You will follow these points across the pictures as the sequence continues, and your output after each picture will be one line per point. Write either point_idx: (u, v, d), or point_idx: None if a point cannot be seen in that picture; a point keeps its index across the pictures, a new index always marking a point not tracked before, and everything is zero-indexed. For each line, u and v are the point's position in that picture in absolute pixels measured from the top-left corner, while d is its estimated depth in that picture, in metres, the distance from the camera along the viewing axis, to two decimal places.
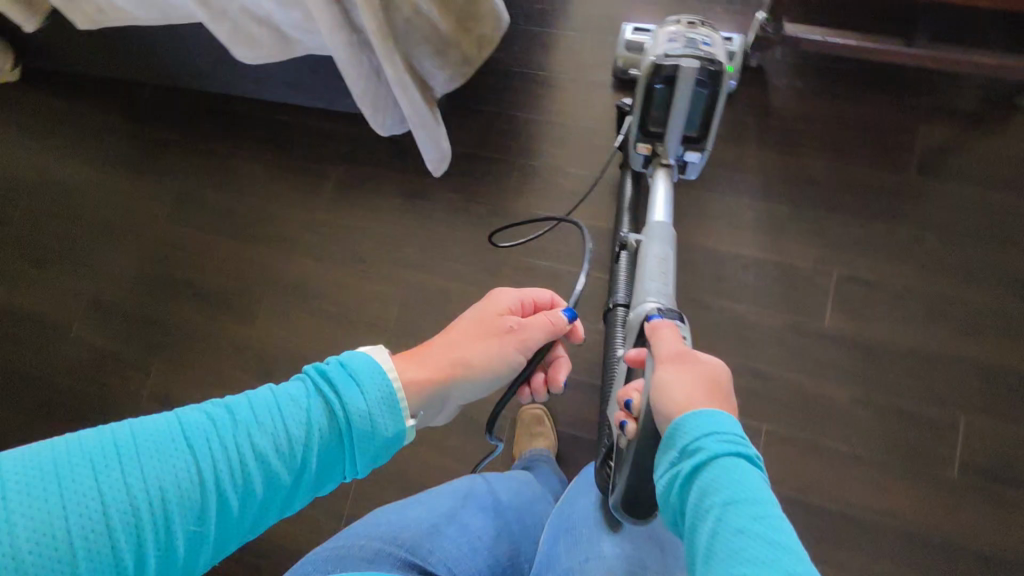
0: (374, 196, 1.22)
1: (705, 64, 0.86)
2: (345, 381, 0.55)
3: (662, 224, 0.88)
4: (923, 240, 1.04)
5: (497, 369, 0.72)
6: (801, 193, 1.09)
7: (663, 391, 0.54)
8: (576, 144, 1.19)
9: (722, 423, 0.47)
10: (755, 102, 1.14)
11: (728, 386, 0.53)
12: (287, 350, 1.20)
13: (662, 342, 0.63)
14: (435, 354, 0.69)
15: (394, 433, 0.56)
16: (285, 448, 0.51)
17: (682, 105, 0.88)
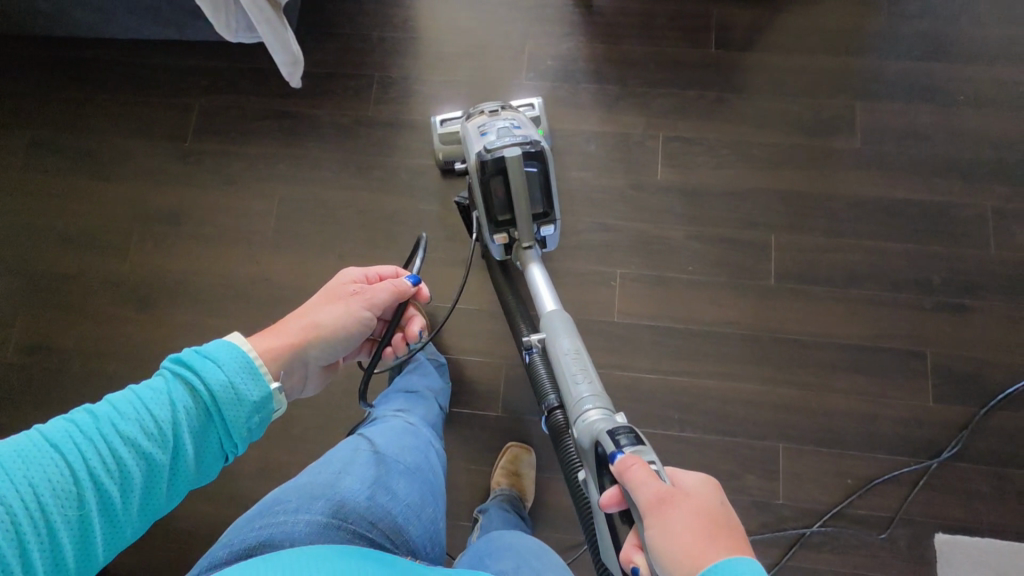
0: (245, 122, 1.29)
1: (526, 148, 0.94)
2: (203, 363, 0.60)
3: (557, 318, 0.89)
4: (726, 99, 1.23)
5: (346, 324, 0.87)
6: (625, 73, 1.26)
7: (671, 546, 0.52)
8: (430, 57, 1.30)
9: (745, 573, 0.48)
10: (579, 1, 1.30)
11: (726, 518, 0.55)
12: (172, 278, 1.23)
13: (638, 487, 0.58)
14: (291, 326, 0.83)
15: (260, 398, 0.62)
16: (155, 432, 0.56)
17: (529, 190, 0.93)
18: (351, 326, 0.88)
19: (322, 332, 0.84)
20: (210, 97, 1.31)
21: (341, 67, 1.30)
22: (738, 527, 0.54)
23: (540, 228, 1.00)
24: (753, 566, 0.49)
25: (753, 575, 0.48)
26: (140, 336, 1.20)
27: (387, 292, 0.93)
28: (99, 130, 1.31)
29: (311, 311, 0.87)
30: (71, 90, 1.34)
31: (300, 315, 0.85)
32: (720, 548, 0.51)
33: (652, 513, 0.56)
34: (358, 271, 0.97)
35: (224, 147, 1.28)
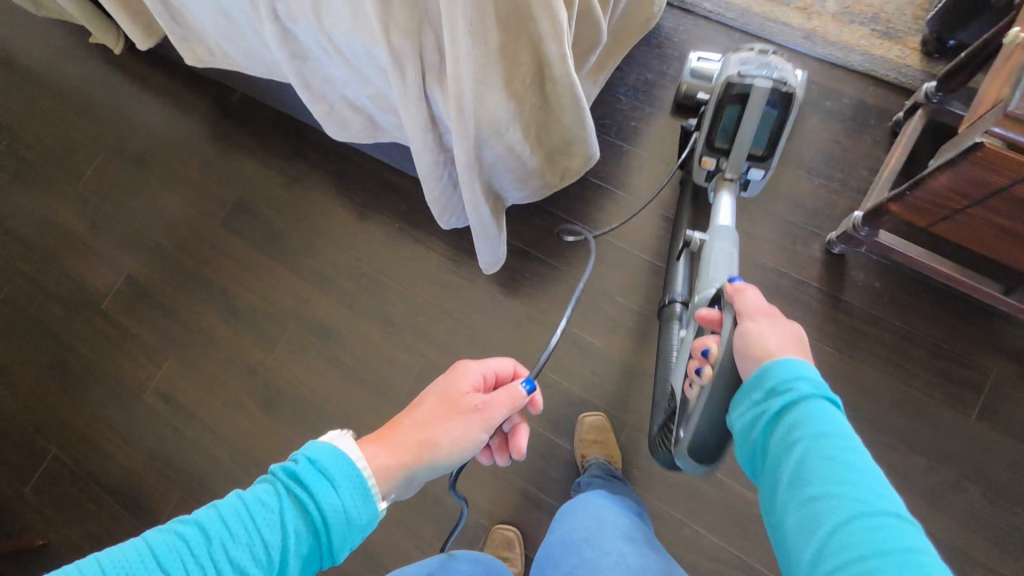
0: (425, 266, 1.25)
1: (777, 86, 0.86)
2: (319, 483, 0.52)
3: (725, 225, 0.92)
4: (963, 489, 0.98)
5: (463, 451, 0.66)
6: (846, 397, 1.04)
7: (750, 335, 0.62)
8: (632, 275, 1.18)
9: (806, 369, 0.55)
10: (824, 287, 1.10)
11: (800, 339, 0.61)
12: (298, 389, 1.23)
13: (741, 302, 0.68)
14: (400, 434, 0.65)
15: (369, 519, 0.55)
16: (263, 558, 0.49)
17: (750, 129, 0.90)
18: (465, 450, 0.67)
19: (436, 455, 0.65)
20: (405, 225, 1.29)
21: (537, 249, 1.22)
22: (800, 337, 0.61)
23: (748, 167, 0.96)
24: (812, 366, 0.56)
25: (810, 371, 0.56)
26: (252, 434, 1.22)
27: (509, 411, 0.71)
28: (298, 211, 1.35)
29: (424, 421, 0.67)
30: (290, 162, 1.38)
31: (412, 426, 0.66)
32: (790, 349, 0.59)
33: (747, 322, 0.65)
34: (481, 362, 0.74)
35: (398, 281, 1.26)
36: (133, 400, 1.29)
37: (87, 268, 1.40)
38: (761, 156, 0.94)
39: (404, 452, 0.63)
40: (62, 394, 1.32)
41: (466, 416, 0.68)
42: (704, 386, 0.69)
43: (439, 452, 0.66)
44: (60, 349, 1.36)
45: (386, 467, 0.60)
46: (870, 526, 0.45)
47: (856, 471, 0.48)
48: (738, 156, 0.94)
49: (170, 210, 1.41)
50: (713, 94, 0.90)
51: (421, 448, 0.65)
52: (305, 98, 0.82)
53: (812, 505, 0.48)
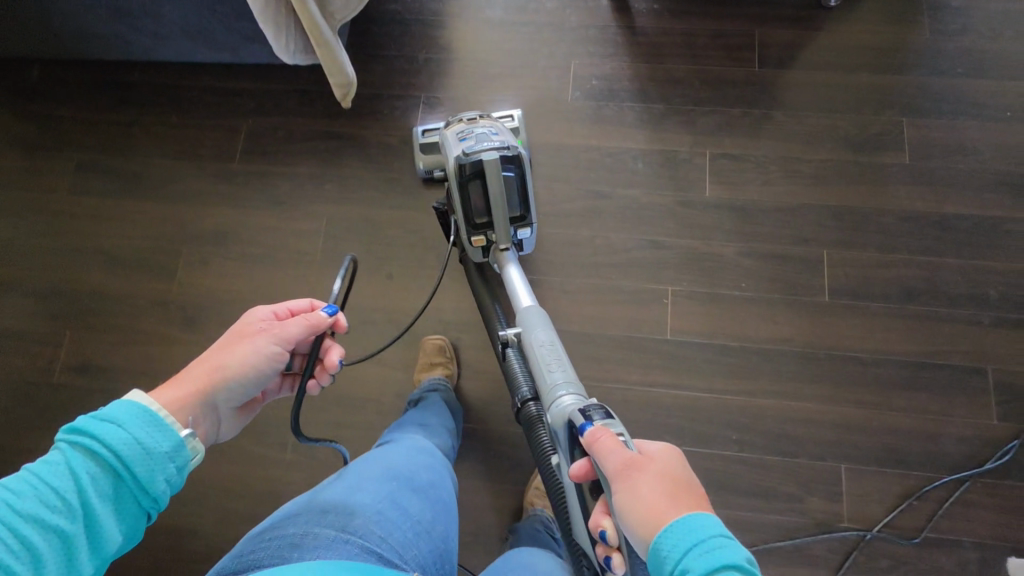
0: (292, 143, 1.31)
1: (504, 153, 0.96)
2: (101, 428, 0.50)
3: (538, 313, 0.88)
4: (771, 117, 1.24)
5: (263, 374, 0.68)
6: (670, 91, 1.26)
7: (629, 505, 0.53)
8: (473, 77, 1.32)
9: (702, 530, 0.48)
10: (622, 23, 1.32)
11: (697, 492, 0.54)
12: (215, 297, 1.23)
13: (605, 455, 0.59)
14: (190, 372, 0.64)
15: (173, 446, 0.53)
16: (59, 507, 0.47)
17: (498, 196, 0.96)
18: (257, 376, 0.67)
19: (232, 378, 0.65)
20: (258, 117, 1.32)
21: (386, 89, 1.32)
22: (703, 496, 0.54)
23: (515, 231, 1.01)
24: (715, 522, 0.49)
25: (714, 529, 0.48)
26: (187, 356, 1.20)
27: (305, 332, 0.71)
28: (146, 150, 1.33)
29: (214, 356, 0.66)
30: (117, 111, 1.36)
31: (197, 361, 0.65)
32: (685, 507, 0.51)
33: (617, 478, 0.56)
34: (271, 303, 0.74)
35: (272, 166, 1.30)
36: (44, 387, 1.21)
37: None
38: (520, 216, 1.01)
39: (193, 387, 0.62)
40: None
41: (253, 341, 0.68)
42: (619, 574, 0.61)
43: (232, 384, 0.65)
44: None
45: (176, 401, 0.59)
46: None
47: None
48: (502, 224, 0.99)
49: (8, 204, 1.33)
50: (453, 176, 0.97)
51: (213, 379, 0.64)
52: None
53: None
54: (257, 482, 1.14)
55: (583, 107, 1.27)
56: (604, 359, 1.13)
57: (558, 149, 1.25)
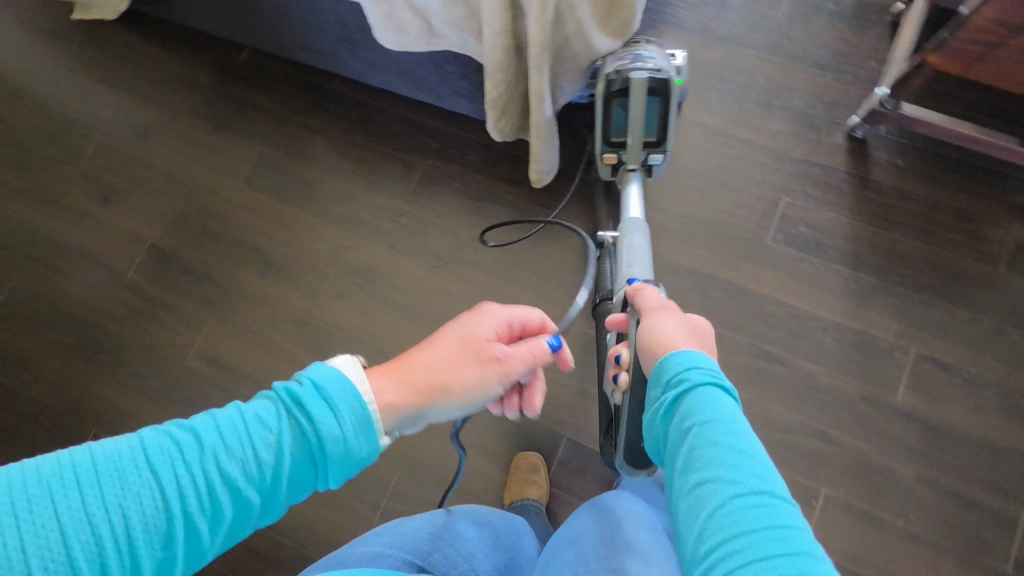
0: (463, 197, 1.26)
1: (654, 75, 0.89)
2: (318, 406, 0.52)
3: (637, 221, 0.92)
4: (1003, 332, 1.06)
5: (475, 397, 0.67)
6: (888, 265, 1.11)
7: (656, 334, 0.62)
8: (668, 182, 1.21)
9: (704, 359, 0.53)
10: (853, 171, 1.17)
11: (705, 341, 0.60)
12: (349, 332, 1.21)
13: (643, 298, 0.72)
14: (416, 371, 0.65)
15: (366, 455, 0.54)
16: (255, 471, 0.50)
17: (638, 117, 0.92)
18: (473, 397, 0.67)
19: (446, 397, 0.66)
20: (438, 161, 1.29)
21: (573, 168, 1.24)
22: (705, 334, 0.61)
23: (648, 156, 0.96)
24: (711, 358, 0.54)
25: (709, 361, 0.54)
26: None
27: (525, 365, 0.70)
28: (323, 160, 1.33)
29: (439, 361, 0.67)
30: (307, 114, 1.36)
31: (425, 365, 0.66)
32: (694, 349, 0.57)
33: (648, 313, 0.68)
34: (507, 310, 0.73)
35: (439, 216, 1.26)
36: (170, 366, 1.24)
37: (101, 243, 1.35)
38: (657, 141, 0.95)
39: (418, 385, 0.63)
40: (91, 370, 1.26)
41: (482, 363, 0.68)
42: (623, 392, 0.74)
43: (448, 396, 0.66)
44: (83, 326, 1.30)
45: (401, 396, 0.61)
46: (740, 504, 0.44)
47: (741, 474, 0.45)
48: (635, 145, 0.95)
49: (187, 176, 1.37)
50: (599, 93, 0.93)
51: (434, 389, 0.65)
52: (366, 1, 0.83)
53: (697, 489, 0.46)
54: (338, 534, 1.13)
55: (781, 253, 1.14)
56: None
57: (740, 291, 1.13)
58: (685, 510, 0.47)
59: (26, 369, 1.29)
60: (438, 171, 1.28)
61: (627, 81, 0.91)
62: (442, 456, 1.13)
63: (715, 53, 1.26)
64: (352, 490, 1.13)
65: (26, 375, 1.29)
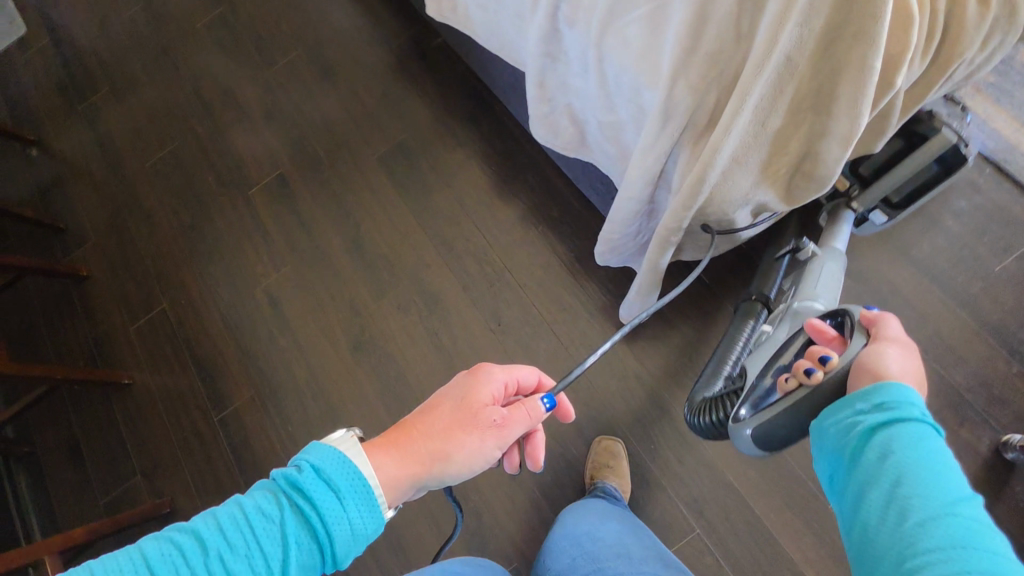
0: (552, 278, 1.22)
1: (959, 145, 0.85)
2: (322, 493, 0.50)
3: (840, 250, 0.93)
4: None
5: (474, 469, 0.60)
6: None
7: (883, 358, 0.59)
8: None
9: (918, 399, 0.53)
10: (975, 488, 0.96)
11: (919, 379, 0.58)
12: (387, 342, 1.23)
13: (884, 327, 0.64)
14: (416, 441, 0.59)
15: (372, 531, 0.52)
16: (263, 568, 0.47)
17: (906, 170, 0.90)
18: (476, 470, 0.61)
19: (446, 469, 0.59)
20: (550, 229, 1.24)
21: (671, 310, 1.15)
22: (924, 373, 0.59)
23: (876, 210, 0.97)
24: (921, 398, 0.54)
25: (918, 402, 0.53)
26: (333, 367, 1.24)
27: (525, 429, 0.64)
28: (452, 173, 1.33)
29: (439, 429, 0.60)
30: (462, 122, 1.37)
31: (423, 433, 0.59)
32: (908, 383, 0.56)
33: (876, 343, 0.63)
34: (508, 368, 0.65)
35: (522, 282, 1.22)
36: (241, 284, 1.35)
37: (247, 149, 1.48)
38: (895, 205, 0.96)
39: (419, 462, 0.58)
40: (186, 252, 1.41)
41: (483, 432, 0.60)
42: (807, 387, 0.64)
43: (453, 469, 0.60)
44: (199, 212, 1.44)
45: (397, 477, 0.55)
46: (951, 531, 0.44)
47: (954, 500, 0.46)
48: (874, 193, 0.96)
49: (337, 127, 1.44)
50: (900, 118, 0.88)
51: (439, 461, 0.59)
52: (532, 95, 0.77)
53: (900, 503, 0.47)
54: None
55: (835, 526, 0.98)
56: None
57: (768, 537, 1.01)
58: (878, 520, 0.48)
59: (144, 222, 1.47)
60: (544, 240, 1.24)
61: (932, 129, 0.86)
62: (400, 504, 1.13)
63: (893, 272, 1.08)
64: None
65: (141, 229, 1.46)
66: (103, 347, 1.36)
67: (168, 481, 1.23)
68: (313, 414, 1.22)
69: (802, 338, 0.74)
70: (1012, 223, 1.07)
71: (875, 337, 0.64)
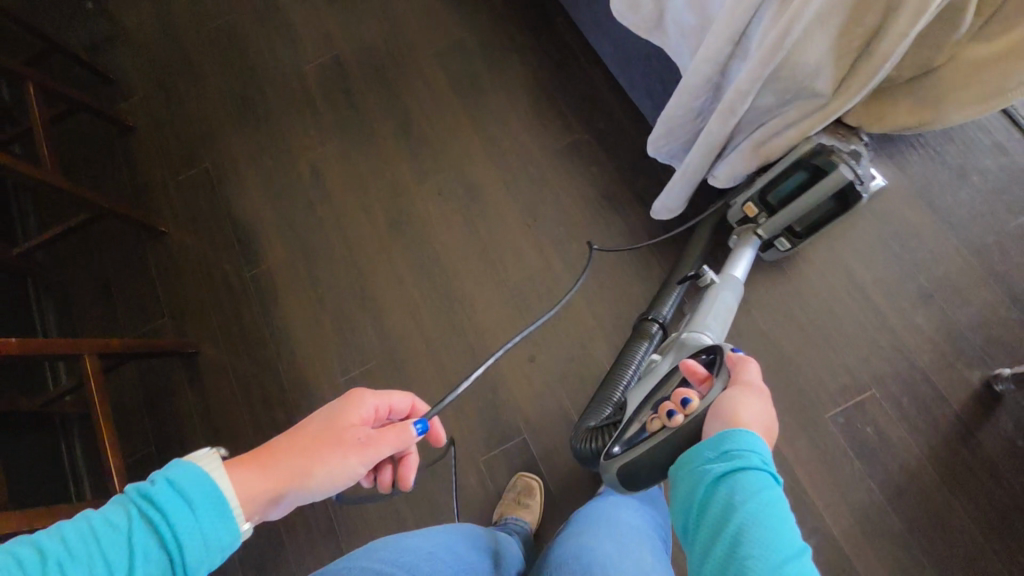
0: (591, 184, 1.26)
1: (856, 182, 0.83)
2: (175, 506, 0.47)
3: (736, 280, 1.00)
4: None
5: (341, 483, 0.61)
6: (924, 522, 0.99)
7: (737, 407, 0.60)
8: (777, 299, 1.14)
9: (761, 447, 0.53)
10: (962, 414, 1.03)
11: (767, 428, 0.59)
12: (424, 225, 1.28)
13: (744, 374, 0.66)
14: (278, 459, 0.58)
15: (227, 540, 0.48)
16: None
17: (803, 205, 0.92)
18: (341, 487, 0.61)
19: (309, 488, 0.59)
20: (595, 141, 1.28)
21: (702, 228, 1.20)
22: (774, 420, 0.60)
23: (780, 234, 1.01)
24: (766, 446, 0.54)
25: (763, 450, 0.53)
26: (368, 241, 1.28)
27: (394, 450, 0.65)
28: (506, 76, 1.37)
29: (305, 446, 0.60)
30: (522, 31, 1.40)
31: (284, 448, 0.59)
32: (757, 428, 0.57)
33: (741, 387, 0.64)
34: (382, 394, 0.66)
35: (563, 187, 1.27)
36: (285, 154, 1.38)
37: (305, 30, 1.49)
38: (798, 233, 1.00)
39: (277, 479, 0.57)
40: (234, 119, 1.43)
41: (346, 452, 0.61)
42: (667, 429, 0.68)
43: (317, 484, 0.59)
44: (250, 83, 1.46)
45: (252, 493, 0.54)
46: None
47: (785, 553, 0.46)
48: (777, 221, 0.99)
49: (397, 22, 1.46)
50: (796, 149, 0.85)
51: (298, 479, 0.58)
52: None
53: (738, 561, 0.47)
54: (301, 368, 1.21)
55: (829, 434, 1.05)
56: None
57: None
58: None
59: (193, 85, 1.48)
60: (589, 149, 1.28)
61: (827, 167, 0.84)
62: (419, 372, 1.18)
63: (916, 217, 1.15)
64: (337, 346, 1.21)
65: (189, 94, 1.48)
66: (142, 198, 1.38)
67: (195, 327, 1.27)
68: (343, 283, 1.26)
69: (677, 376, 0.75)
70: None
71: (734, 379, 0.66)
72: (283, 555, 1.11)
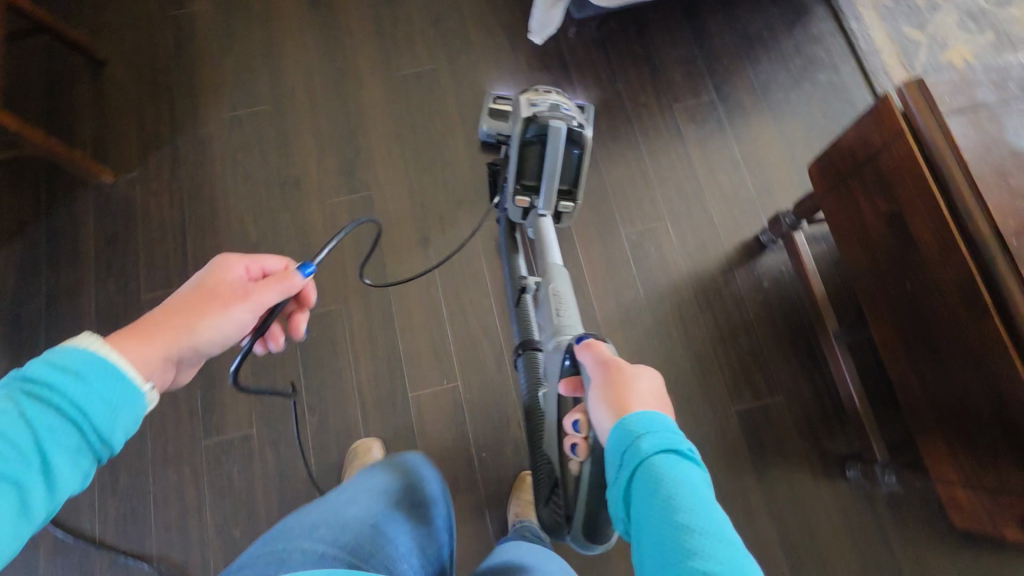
0: (493, 14, 1.41)
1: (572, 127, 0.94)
2: (63, 381, 0.47)
3: (558, 266, 1.00)
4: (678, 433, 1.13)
5: (229, 335, 0.66)
6: (668, 325, 1.19)
7: (627, 385, 0.62)
8: (616, 141, 1.32)
9: (656, 423, 0.53)
10: (728, 255, 1.24)
11: (660, 392, 0.61)
12: (339, 12, 1.40)
13: (601, 354, 0.70)
14: (159, 324, 0.61)
15: (132, 402, 0.50)
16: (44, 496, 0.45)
17: (552, 167, 0.98)
18: (234, 335, 0.67)
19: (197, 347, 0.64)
20: None
21: (574, 70, 1.36)
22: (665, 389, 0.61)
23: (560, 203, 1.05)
24: (668, 419, 0.54)
25: (665, 425, 0.53)
26: (284, 11, 1.40)
27: (282, 294, 0.71)
28: None
29: (178, 313, 0.63)
30: None
31: (162, 316, 0.62)
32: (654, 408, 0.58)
33: (604, 377, 0.65)
34: (249, 257, 0.72)
35: (469, 10, 1.41)
36: None
37: None
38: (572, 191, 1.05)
39: (165, 336, 0.60)
40: None
41: (227, 303, 0.66)
42: (583, 463, 0.74)
43: (204, 340, 0.64)
44: None
45: (146, 357, 0.57)
46: (722, 549, 0.44)
47: (708, 513, 0.47)
48: (545, 197, 1.04)
49: None
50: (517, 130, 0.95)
51: (186, 334, 0.62)
52: None
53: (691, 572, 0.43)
54: (191, 97, 1.33)
55: (619, 247, 1.24)
56: (379, 350, 1.17)
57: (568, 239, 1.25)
58: None
59: None
60: None
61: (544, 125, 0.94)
62: (293, 125, 1.31)
63: (749, 103, 1.35)
64: (229, 88, 1.34)
65: None
66: None
67: (109, 40, 1.36)
68: (252, 39, 1.38)
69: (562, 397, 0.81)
70: (847, 101, 1.34)
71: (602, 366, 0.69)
72: (129, 241, 1.23)
